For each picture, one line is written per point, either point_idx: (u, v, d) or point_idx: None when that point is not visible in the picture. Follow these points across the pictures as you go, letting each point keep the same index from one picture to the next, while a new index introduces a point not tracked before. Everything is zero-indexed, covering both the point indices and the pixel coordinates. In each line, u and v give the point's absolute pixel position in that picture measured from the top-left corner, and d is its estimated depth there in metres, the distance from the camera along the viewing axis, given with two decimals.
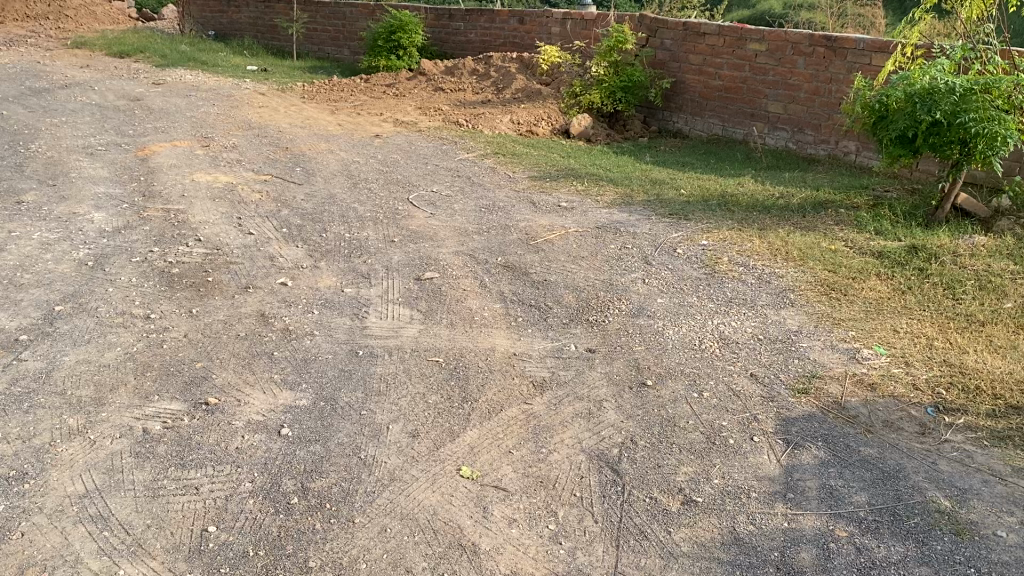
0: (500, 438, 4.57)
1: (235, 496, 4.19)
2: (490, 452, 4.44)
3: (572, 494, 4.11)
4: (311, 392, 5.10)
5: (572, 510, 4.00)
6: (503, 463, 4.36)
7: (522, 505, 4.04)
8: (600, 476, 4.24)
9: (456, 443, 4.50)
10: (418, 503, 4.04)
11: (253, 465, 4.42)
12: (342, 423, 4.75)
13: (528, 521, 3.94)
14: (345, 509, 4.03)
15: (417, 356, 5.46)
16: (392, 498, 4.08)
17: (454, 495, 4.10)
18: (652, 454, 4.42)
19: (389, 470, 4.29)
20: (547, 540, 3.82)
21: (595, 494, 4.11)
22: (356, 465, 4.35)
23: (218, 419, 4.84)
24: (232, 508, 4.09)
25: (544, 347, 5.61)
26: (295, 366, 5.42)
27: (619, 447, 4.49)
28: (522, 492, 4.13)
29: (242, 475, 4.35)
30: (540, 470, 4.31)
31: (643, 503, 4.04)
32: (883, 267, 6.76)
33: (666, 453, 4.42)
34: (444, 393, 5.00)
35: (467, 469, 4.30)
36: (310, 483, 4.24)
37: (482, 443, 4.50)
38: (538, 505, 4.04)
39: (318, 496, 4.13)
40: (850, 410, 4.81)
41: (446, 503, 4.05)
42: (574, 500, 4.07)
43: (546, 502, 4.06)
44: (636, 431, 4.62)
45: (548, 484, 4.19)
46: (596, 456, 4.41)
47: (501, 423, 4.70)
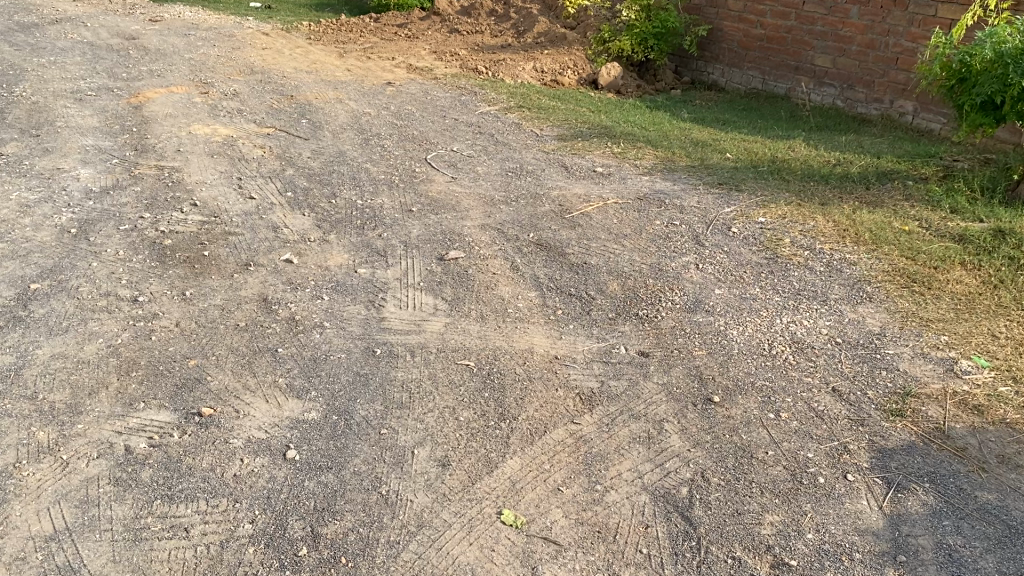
0: (546, 469, 3.85)
1: (232, 541, 3.49)
2: (536, 489, 3.73)
3: (639, 550, 3.41)
4: (322, 401, 4.38)
5: (639, 573, 3.30)
6: (552, 504, 3.65)
7: (579, 564, 3.35)
8: (670, 526, 3.54)
9: (496, 476, 3.79)
10: (453, 560, 3.35)
11: (253, 499, 3.71)
12: (358, 445, 4.04)
13: None
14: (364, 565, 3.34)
15: (444, 359, 4.73)
16: (421, 552, 3.39)
17: (496, 550, 3.41)
18: (729, 497, 3.70)
19: (416, 512, 3.60)
20: None
21: (666, 550, 3.41)
22: (378, 503, 3.65)
23: (213, 436, 4.13)
24: (228, 559, 3.40)
25: (589, 350, 4.88)
26: (304, 368, 4.69)
27: (688, 486, 3.77)
28: (577, 546, 3.43)
29: (241, 512, 3.65)
30: (596, 515, 3.60)
31: (725, 566, 3.34)
32: (967, 253, 5.96)
33: (746, 495, 3.70)
34: (477, 408, 4.28)
35: (509, 513, 3.59)
36: (322, 527, 3.54)
37: (526, 477, 3.79)
38: (599, 566, 3.34)
39: (332, 544, 3.44)
40: (956, 440, 4.09)
41: (487, 561, 3.36)
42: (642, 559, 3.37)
43: (607, 562, 3.36)
44: (707, 464, 3.90)
45: (607, 536, 3.49)
46: (663, 497, 3.70)
47: (547, 449, 3.98)
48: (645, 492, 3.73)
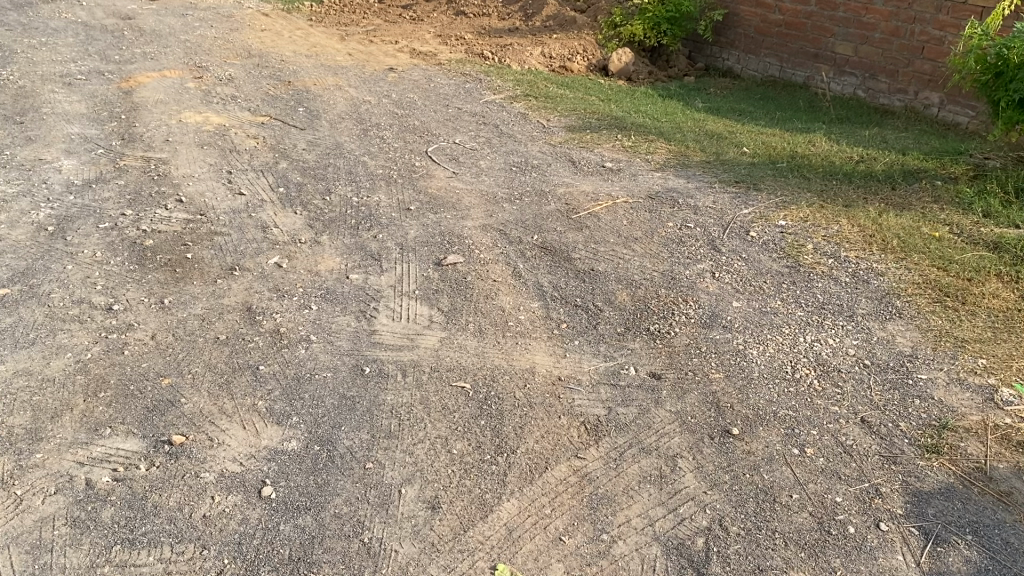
0: (547, 515, 3.49)
1: None
2: (536, 539, 3.36)
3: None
4: (304, 429, 4.02)
5: None
6: (554, 558, 3.29)
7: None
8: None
9: (492, 523, 3.43)
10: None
11: (223, 546, 3.37)
12: (341, 483, 3.68)
13: None
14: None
15: (438, 379, 4.36)
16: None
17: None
18: (749, 550, 3.34)
19: (402, 565, 3.25)
20: None
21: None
22: (360, 554, 3.30)
23: (183, 470, 3.78)
24: None
25: (596, 371, 4.50)
26: (286, 388, 4.33)
27: (704, 536, 3.41)
28: None
29: (208, 561, 3.30)
30: (601, 570, 3.24)
31: None
32: (1003, 263, 5.55)
33: (768, 549, 3.34)
34: (473, 440, 3.91)
35: (505, 568, 3.24)
36: None
37: (525, 525, 3.43)
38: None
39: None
40: (999, 483, 3.71)
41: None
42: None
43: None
44: (725, 509, 3.54)
45: None
46: (676, 551, 3.33)
47: (548, 490, 3.62)
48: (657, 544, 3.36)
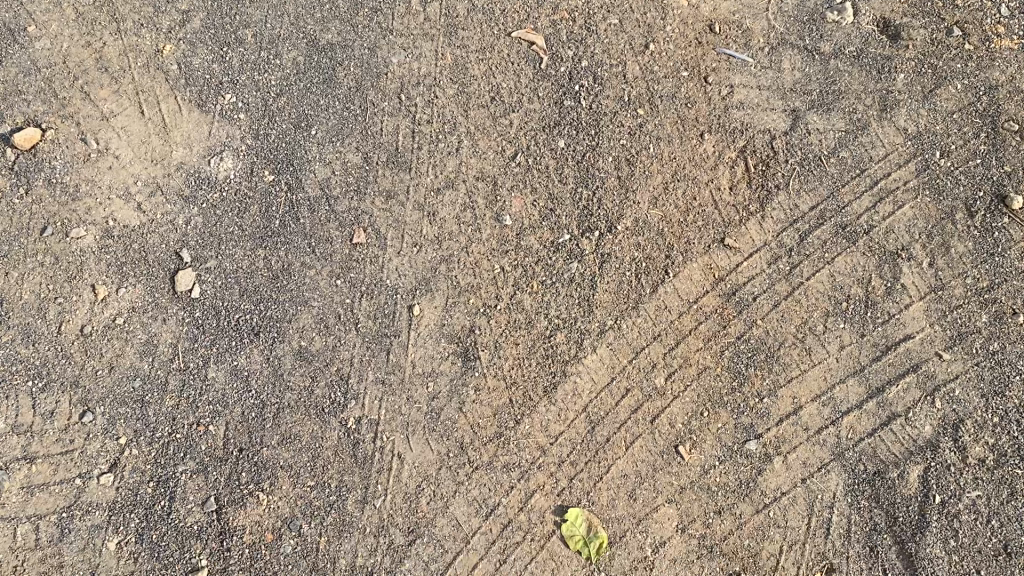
0: (654, 375, 2.06)
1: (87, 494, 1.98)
2: (628, 454, 2.01)
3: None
4: (248, 136, 2.21)
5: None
6: (652, 500, 1.99)
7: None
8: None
9: (565, 425, 2.03)
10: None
11: (115, 394, 2.05)
12: (312, 278, 2.11)
13: None
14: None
15: (486, 20, 2.27)
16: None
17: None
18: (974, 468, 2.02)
19: (407, 450, 2.00)
20: None
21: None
22: (352, 462, 1.99)
23: (40, 216, 2.16)
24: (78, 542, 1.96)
25: (778, 8, 2.30)
26: (213, 12, 2.28)
27: (907, 429, 2.04)
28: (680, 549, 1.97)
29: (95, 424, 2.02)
30: (727, 482, 2.00)
31: None
32: None
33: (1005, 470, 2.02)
34: (541, 202, 2.15)
35: (582, 521, 1.97)
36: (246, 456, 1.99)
37: (611, 422, 2.03)
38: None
39: (265, 569, 1.94)
40: None
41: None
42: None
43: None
44: (954, 378, 2.08)
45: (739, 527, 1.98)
46: (857, 503, 2.00)
47: (667, 338, 2.08)
48: (832, 485, 2.00)
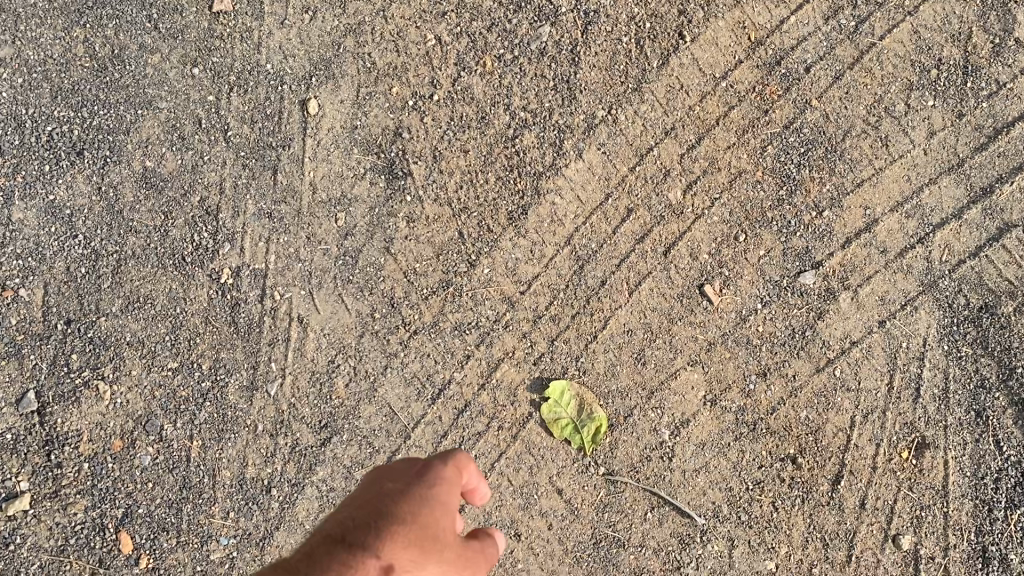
0: (668, 187, 1.40)
1: None
2: (633, 300, 1.39)
3: (856, 551, 1.36)
4: None
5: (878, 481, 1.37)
6: (668, 363, 1.38)
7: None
8: (950, 459, 1.38)
9: (542, 265, 1.38)
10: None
11: None
12: (156, 66, 1.38)
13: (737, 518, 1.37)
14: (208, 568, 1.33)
15: None
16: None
17: (520, 534, 1.37)
18: None
19: (313, 311, 1.36)
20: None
21: (919, 542, 1.36)
22: (232, 332, 1.35)
23: None
24: None
25: None
26: None
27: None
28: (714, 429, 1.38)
29: None
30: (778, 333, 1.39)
31: None
32: None
33: None
34: None
35: (572, 399, 1.37)
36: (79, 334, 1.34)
37: (607, 256, 1.39)
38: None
39: (115, 489, 1.33)
40: None
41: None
42: (847, 567, 1.36)
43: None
44: None
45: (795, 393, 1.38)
46: (957, 352, 1.40)
47: (685, 132, 1.41)
48: (922, 329, 1.40)
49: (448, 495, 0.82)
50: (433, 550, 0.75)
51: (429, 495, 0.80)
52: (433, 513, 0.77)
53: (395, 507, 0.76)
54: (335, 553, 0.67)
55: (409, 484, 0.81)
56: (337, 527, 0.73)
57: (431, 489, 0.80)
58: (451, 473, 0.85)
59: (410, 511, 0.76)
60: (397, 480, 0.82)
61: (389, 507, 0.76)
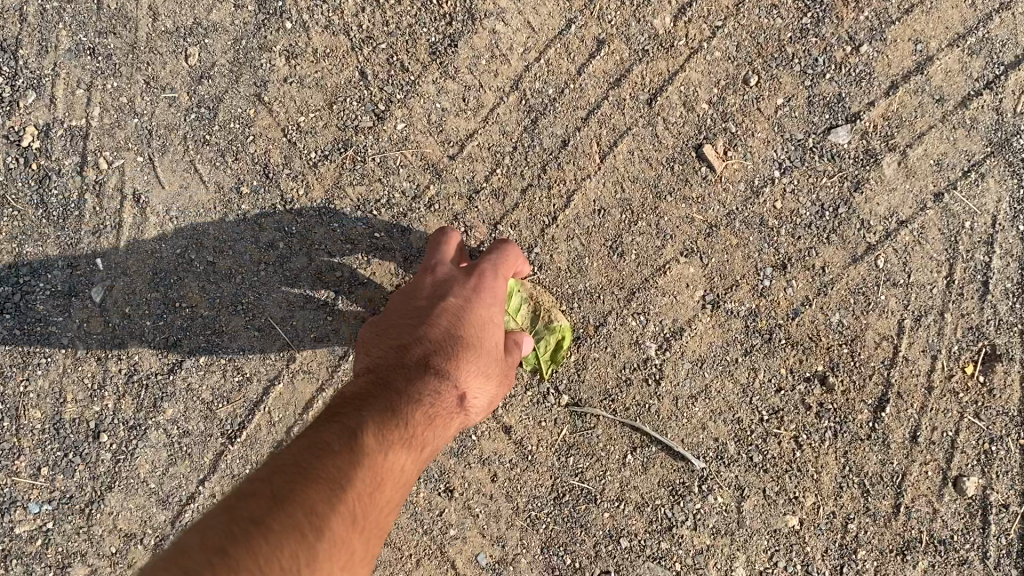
0: (650, 13, 1.00)
1: None
2: (606, 168, 1.01)
3: (906, 500, 1.01)
4: None
5: (934, 403, 1.02)
6: (654, 254, 1.02)
7: (711, 557, 1.02)
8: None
9: (479, 120, 1.01)
10: None
11: None
12: None
13: (745, 454, 1.01)
14: (14, 546, 1.00)
15: None
16: (208, 487, 1.02)
17: (453, 490, 1.03)
18: None
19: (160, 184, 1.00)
20: (813, 534, 1.01)
21: (988, 486, 1.00)
22: (40, 218, 0.99)
23: None
24: None
25: None
26: None
27: None
28: (713, 340, 1.02)
29: None
30: (801, 210, 1.02)
31: None
32: None
33: None
34: None
35: (521, 307, 1.00)
36: None
37: (569, 106, 1.01)
38: (771, 564, 1.02)
39: None
40: None
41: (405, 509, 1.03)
42: (893, 522, 1.01)
43: (789, 543, 1.01)
44: None
45: (825, 288, 1.02)
46: None
47: None
48: (991, 205, 1.03)
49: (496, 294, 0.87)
50: (484, 362, 0.79)
51: (488, 303, 0.85)
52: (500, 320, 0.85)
53: (461, 327, 0.79)
54: (426, 378, 0.71)
55: (471, 300, 0.83)
56: (413, 344, 0.75)
57: (489, 300, 0.85)
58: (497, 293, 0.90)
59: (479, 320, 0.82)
60: (459, 290, 0.85)
61: (454, 325, 0.79)
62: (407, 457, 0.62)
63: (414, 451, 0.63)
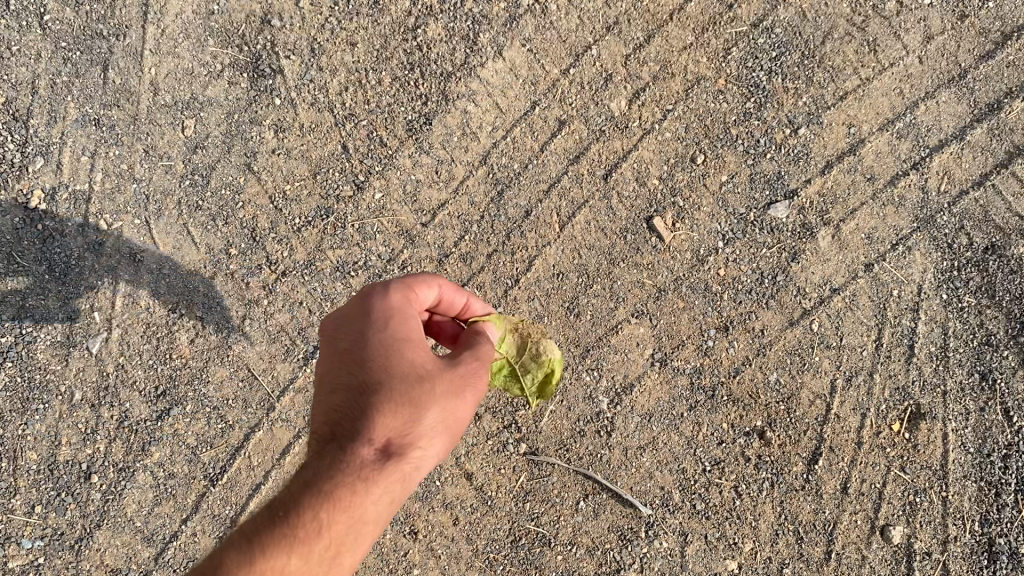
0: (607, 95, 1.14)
1: None
2: (565, 235, 1.14)
3: (837, 546, 1.13)
4: None
5: (863, 456, 1.13)
6: (608, 315, 1.14)
7: None
8: (949, 431, 1.13)
9: (450, 189, 1.15)
10: None
11: None
12: None
13: (691, 499, 1.14)
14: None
15: None
16: (190, 525, 1.17)
17: (418, 532, 1.16)
18: None
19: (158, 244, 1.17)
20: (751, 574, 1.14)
21: (913, 535, 1.12)
22: (46, 276, 1.16)
23: None
24: None
25: None
26: None
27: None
28: (663, 398, 1.14)
29: None
30: (743, 278, 1.14)
31: None
32: None
33: None
34: None
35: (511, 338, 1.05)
36: None
37: (532, 180, 1.14)
38: None
39: None
40: None
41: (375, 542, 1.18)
42: (825, 566, 1.13)
43: None
44: None
45: (766, 351, 1.13)
46: (957, 303, 1.14)
47: (631, 28, 1.13)
48: (917, 275, 1.14)
49: (399, 308, 0.81)
50: (423, 401, 0.76)
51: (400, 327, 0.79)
52: (413, 336, 0.80)
53: (374, 374, 0.76)
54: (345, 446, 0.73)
55: (383, 333, 0.79)
56: (341, 407, 0.76)
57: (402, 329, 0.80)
58: (397, 300, 0.82)
59: (381, 354, 0.78)
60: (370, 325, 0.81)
61: (371, 369, 0.77)
62: (308, 551, 0.66)
63: (321, 536, 0.67)
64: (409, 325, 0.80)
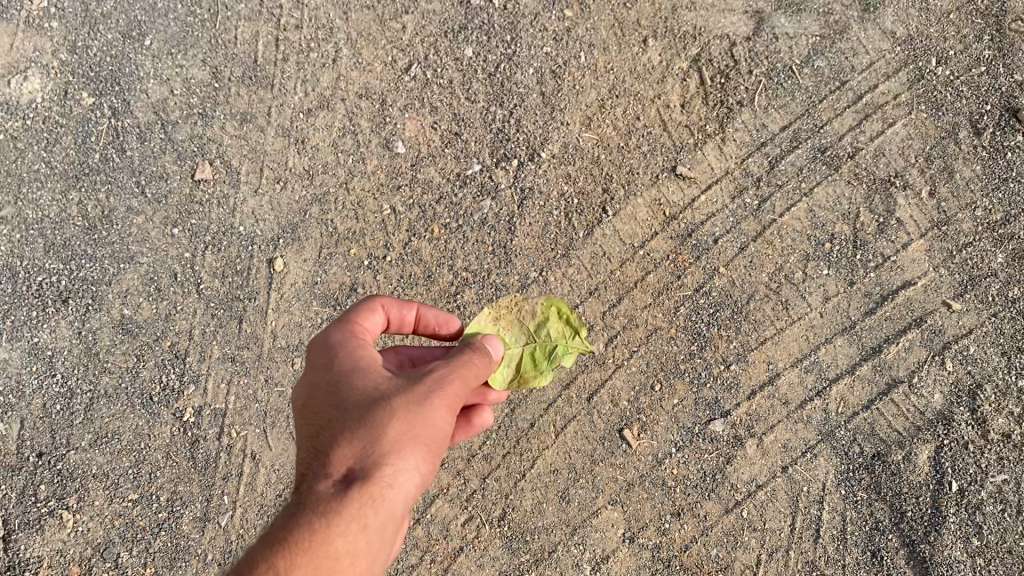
0: (590, 340, 1.61)
1: None
2: (559, 442, 1.59)
3: None
4: (59, 45, 1.68)
5: None
6: (591, 502, 1.58)
7: None
8: None
9: None
10: None
11: None
12: (140, 227, 1.63)
13: None
14: None
15: None
16: None
17: None
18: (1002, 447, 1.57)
19: (268, 449, 1.60)
20: None
21: None
22: (188, 467, 1.59)
23: None
24: None
25: None
26: None
27: (902, 406, 1.59)
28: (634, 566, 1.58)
29: None
30: (690, 476, 1.58)
31: None
32: None
33: None
34: (444, 124, 1.66)
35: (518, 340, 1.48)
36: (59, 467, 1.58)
37: (537, 402, 1.60)
38: None
39: None
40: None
41: None
42: None
43: None
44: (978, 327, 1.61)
45: (710, 531, 1.58)
46: (853, 497, 1.58)
47: (607, 293, 1.62)
48: (821, 475, 1.58)
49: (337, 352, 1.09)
50: (397, 436, 0.99)
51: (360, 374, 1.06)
52: (361, 371, 1.07)
53: (344, 414, 1.00)
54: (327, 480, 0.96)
55: (347, 379, 1.05)
56: (320, 438, 1.00)
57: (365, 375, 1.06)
58: (334, 348, 1.10)
59: (335, 392, 1.04)
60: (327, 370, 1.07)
61: (345, 409, 1.01)
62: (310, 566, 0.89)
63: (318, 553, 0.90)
64: (354, 363, 1.08)
